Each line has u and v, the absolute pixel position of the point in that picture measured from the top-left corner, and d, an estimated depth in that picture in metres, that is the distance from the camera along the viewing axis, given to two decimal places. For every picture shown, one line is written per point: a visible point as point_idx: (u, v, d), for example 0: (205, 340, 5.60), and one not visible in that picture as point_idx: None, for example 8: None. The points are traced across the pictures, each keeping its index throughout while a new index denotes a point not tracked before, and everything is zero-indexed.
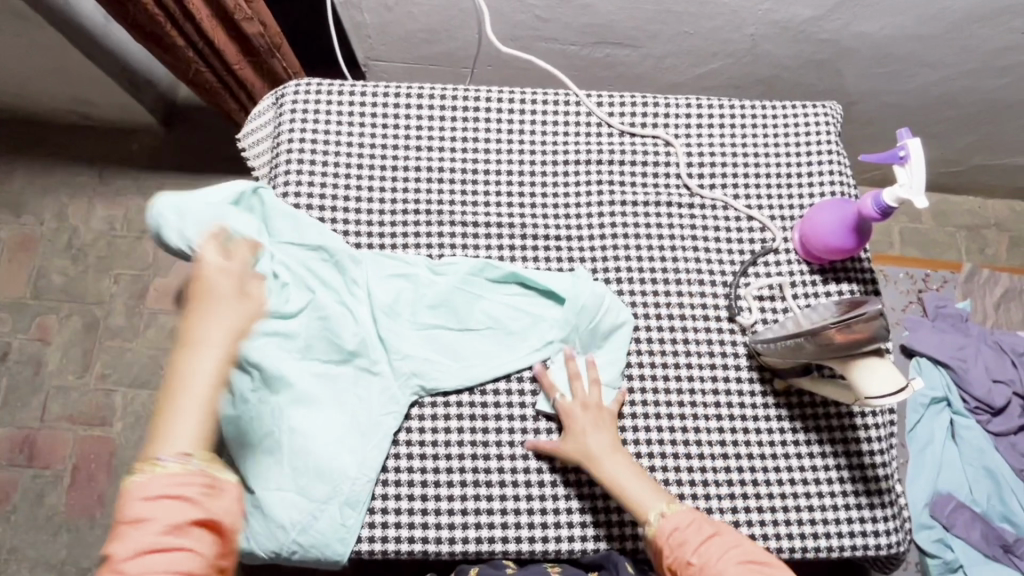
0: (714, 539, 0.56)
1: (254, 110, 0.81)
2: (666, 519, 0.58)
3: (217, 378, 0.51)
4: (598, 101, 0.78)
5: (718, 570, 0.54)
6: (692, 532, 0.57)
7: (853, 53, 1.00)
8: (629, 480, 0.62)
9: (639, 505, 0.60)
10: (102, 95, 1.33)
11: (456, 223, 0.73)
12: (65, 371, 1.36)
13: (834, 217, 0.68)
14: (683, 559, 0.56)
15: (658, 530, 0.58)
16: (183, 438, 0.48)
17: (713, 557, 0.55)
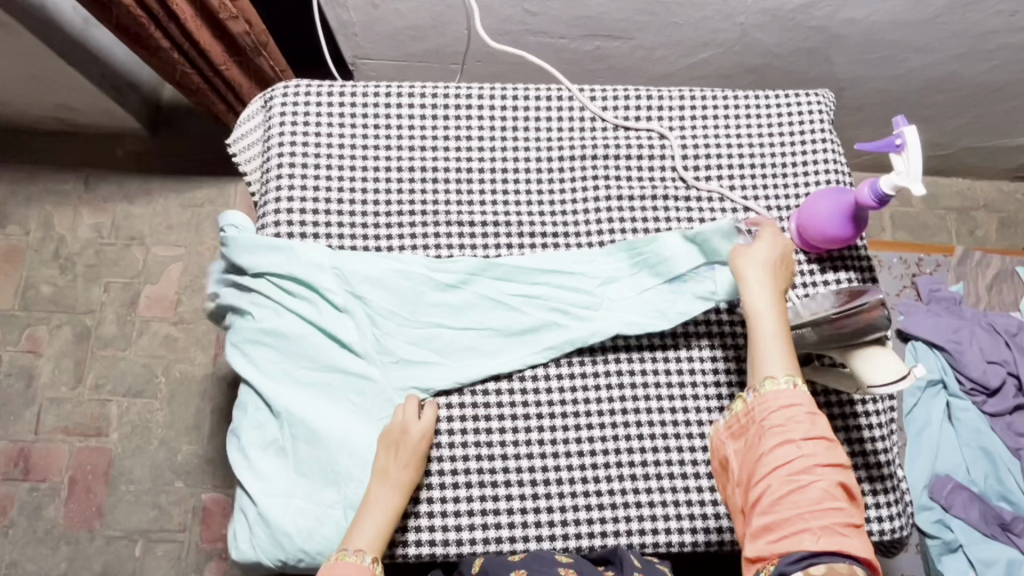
0: (819, 441, 0.53)
1: (242, 115, 0.79)
2: (790, 389, 0.56)
3: (396, 512, 0.61)
4: (591, 94, 0.77)
5: (806, 467, 0.52)
6: (808, 421, 0.54)
7: (843, 39, 1.00)
8: (774, 343, 0.58)
9: (762, 359, 0.58)
10: (85, 100, 1.31)
11: (452, 223, 0.73)
12: (58, 383, 1.34)
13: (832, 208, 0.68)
14: (784, 434, 0.54)
15: (775, 391, 0.56)
16: (365, 552, 0.59)
17: (813, 454, 0.53)
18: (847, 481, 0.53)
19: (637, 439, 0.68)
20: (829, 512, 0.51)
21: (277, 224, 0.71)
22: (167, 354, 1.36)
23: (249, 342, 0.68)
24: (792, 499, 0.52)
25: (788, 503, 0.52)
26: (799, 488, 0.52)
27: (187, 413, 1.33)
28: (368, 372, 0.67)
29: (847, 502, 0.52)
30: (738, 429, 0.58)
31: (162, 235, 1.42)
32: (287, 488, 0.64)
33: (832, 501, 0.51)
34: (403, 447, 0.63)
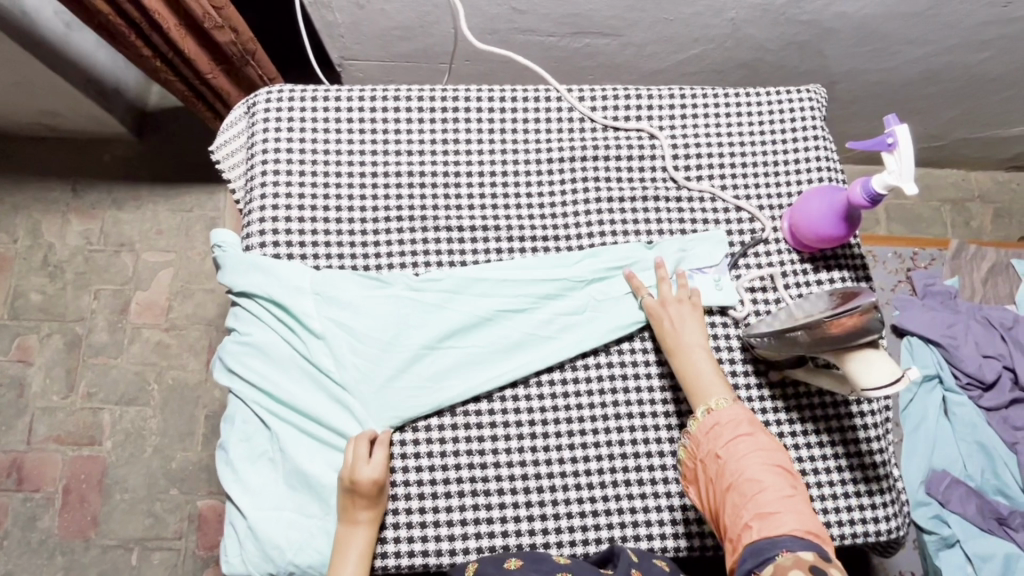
0: (744, 437, 0.59)
1: (224, 120, 0.78)
2: (721, 407, 0.61)
3: (370, 549, 0.62)
4: (579, 95, 0.76)
5: (738, 470, 0.57)
6: (727, 430, 0.60)
7: (834, 32, 0.99)
8: (705, 370, 0.64)
9: (700, 391, 0.63)
10: (69, 105, 1.29)
11: (440, 228, 0.72)
12: (49, 392, 1.33)
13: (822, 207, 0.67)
14: (712, 452, 0.59)
15: (704, 417, 0.61)
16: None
17: (739, 453, 0.58)
18: (778, 464, 0.58)
19: (629, 444, 0.68)
20: (771, 501, 0.55)
21: (262, 239, 0.70)
22: (159, 361, 1.35)
23: (238, 354, 0.67)
24: (739, 505, 0.56)
25: (735, 509, 0.56)
26: (740, 494, 0.56)
27: (181, 419, 1.32)
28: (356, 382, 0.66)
29: (790, 480, 0.57)
30: (689, 474, 0.63)
31: (152, 241, 1.41)
32: (278, 501, 0.63)
33: (772, 491, 0.56)
34: (371, 496, 0.62)
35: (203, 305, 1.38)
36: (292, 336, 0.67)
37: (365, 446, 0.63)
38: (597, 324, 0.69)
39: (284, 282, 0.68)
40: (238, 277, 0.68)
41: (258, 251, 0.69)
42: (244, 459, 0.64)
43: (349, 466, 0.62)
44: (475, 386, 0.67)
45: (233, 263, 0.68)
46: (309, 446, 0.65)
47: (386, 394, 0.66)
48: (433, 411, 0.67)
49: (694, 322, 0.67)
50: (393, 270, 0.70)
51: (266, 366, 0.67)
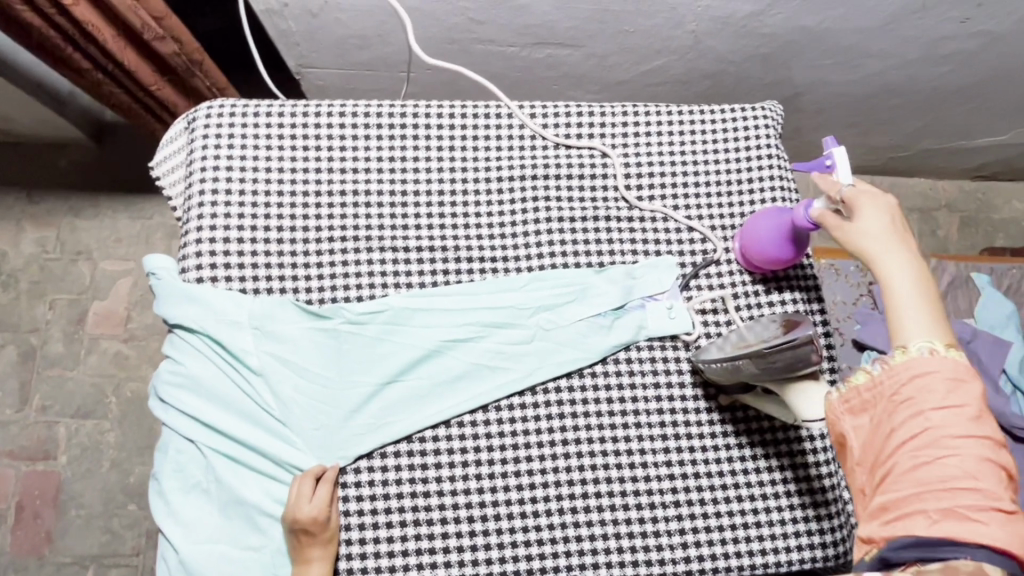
0: (957, 391, 0.45)
1: (164, 136, 0.75)
2: (922, 355, 0.47)
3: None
4: (531, 112, 0.75)
5: (930, 445, 0.45)
6: (947, 395, 0.45)
7: (796, 45, 0.99)
8: (907, 297, 0.49)
9: (901, 324, 0.49)
10: (20, 110, 1.25)
11: (386, 248, 0.70)
12: (2, 406, 1.29)
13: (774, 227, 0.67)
14: (911, 402, 0.46)
15: (904, 362, 0.47)
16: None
17: (946, 417, 0.45)
18: (997, 460, 0.44)
19: (576, 471, 0.67)
20: (962, 472, 0.43)
21: (200, 266, 0.67)
22: (117, 372, 1.32)
23: (172, 383, 0.65)
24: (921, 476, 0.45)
25: (917, 464, 0.45)
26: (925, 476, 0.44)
27: (140, 432, 1.29)
28: (295, 411, 0.64)
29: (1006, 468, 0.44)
30: (857, 403, 0.50)
31: (110, 249, 1.37)
32: (212, 535, 0.61)
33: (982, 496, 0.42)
34: (317, 535, 0.60)
35: None
36: (229, 366, 0.65)
37: (309, 482, 0.62)
38: (542, 353, 0.68)
39: (220, 309, 0.65)
40: (174, 309, 0.65)
41: (195, 279, 0.67)
42: (178, 494, 0.62)
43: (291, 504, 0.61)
44: (417, 420, 0.66)
45: (168, 293, 0.66)
46: (247, 478, 0.63)
47: (322, 435, 0.64)
48: (371, 451, 0.65)
49: (901, 244, 0.52)
50: (336, 300, 0.68)
51: (202, 397, 0.64)
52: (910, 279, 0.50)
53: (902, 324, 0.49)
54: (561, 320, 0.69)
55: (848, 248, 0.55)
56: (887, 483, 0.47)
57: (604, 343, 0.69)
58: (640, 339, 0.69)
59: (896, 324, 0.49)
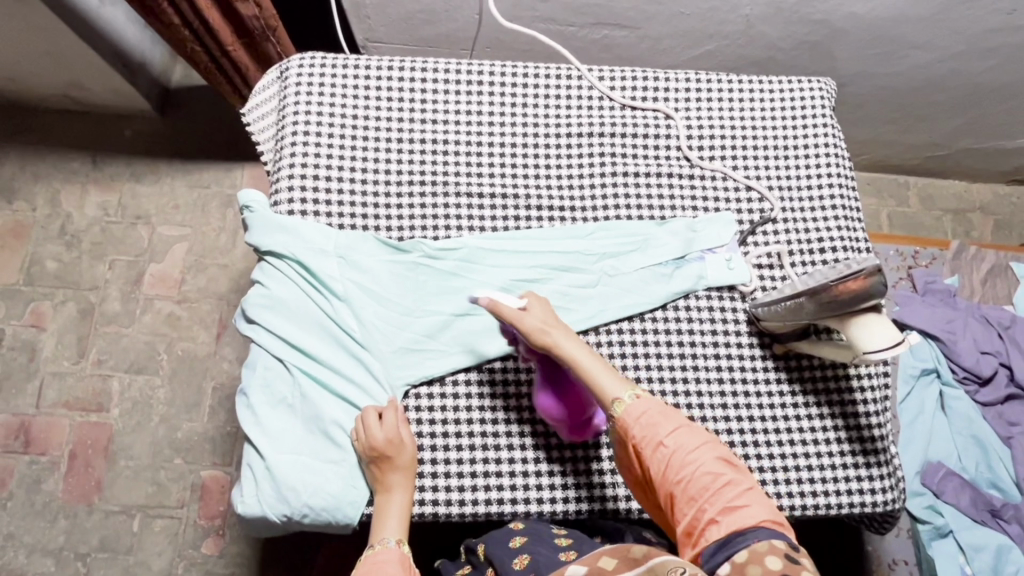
0: (682, 428, 0.57)
1: (256, 85, 0.81)
2: (633, 400, 0.59)
3: (408, 507, 0.63)
4: (599, 75, 0.79)
5: (672, 463, 0.56)
6: (665, 419, 0.58)
7: (844, 33, 1.03)
8: (597, 368, 0.62)
9: (605, 389, 0.61)
10: (96, 77, 1.33)
11: (461, 194, 0.74)
12: (60, 357, 1.35)
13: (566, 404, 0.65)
14: (655, 440, 0.57)
15: (626, 412, 0.59)
16: (392, 539, 0.60)
17: (687, 445, 0.56)
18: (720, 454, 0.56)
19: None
20: (735, 496, 0.53)
21: (290, 200, 0.72)
22: (171, 332, 1.37)
23: (260, 305, 0.69)
24: (689, 494, 0.54)
25: (688, 502, 0.54)
26: (687, 490, 0.55)
27: (189, 391, 1.34)
28: (374, 338, 0.68)
29: (735, 469, 0.55)
30: (623, 457, 0.60)
31: (168, 215, 1.44)
32: (295, 445, 0.65)
33: (727, 479, 0.54)
34: (394, 456, 0.63)
35: (215, 279, 1.40)
36: (314, 294, 0.69)
37: (373, 412, 0.65)
38: (605, 297, 0.72)
39: (309, 241, 0.70)
40: (265, 236, 0.70)
41: (286, 212, 0.71)
42: (263, 409, 0.66)
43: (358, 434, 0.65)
44: (488, 352, 0.69)
45: (261, 222, 0.70)
46: (328, 395, 0.67)
47: (397, 361, 0.68)
48: (443, 376, 0.69)
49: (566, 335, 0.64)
50: (414, 238, 0.72)
51: (288, 316, 0.68)
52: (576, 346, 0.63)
53: (604, 388, 0.61)
54: (624, 267, 0.73)
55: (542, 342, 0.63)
56: (677, 510, 0.55)
57: (665, 289, 0.72)
58: (699, 288, 0.73)
59: (604, 392, 0.60)
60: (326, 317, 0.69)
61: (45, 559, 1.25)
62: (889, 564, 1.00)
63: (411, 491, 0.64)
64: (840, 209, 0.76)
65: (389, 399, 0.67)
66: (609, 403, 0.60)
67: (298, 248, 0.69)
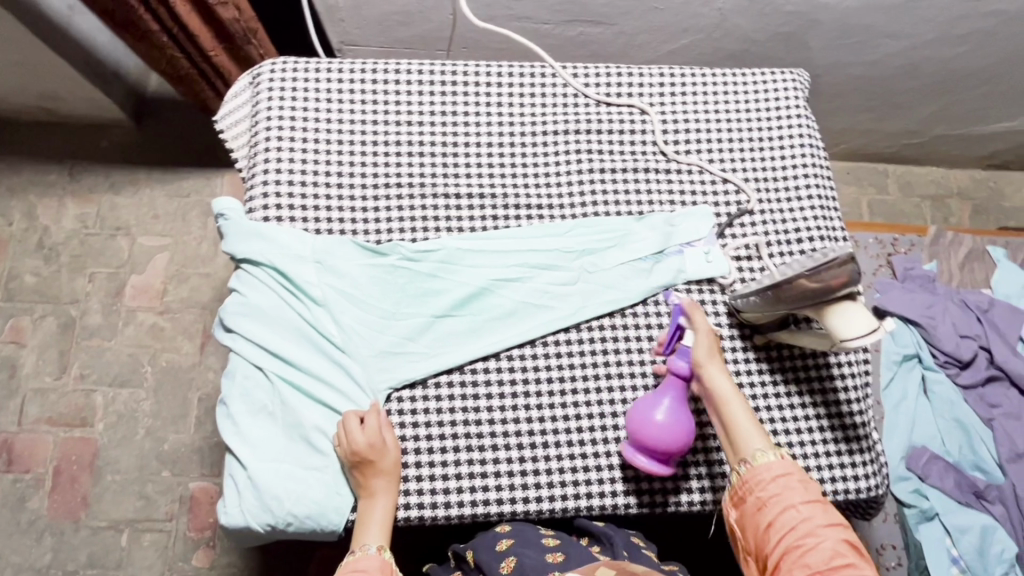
0: (817, 504, 0.58)
1: (229, 92, 0.80)
2: (776, 459, 0.60)
3: (391, 512, 0.64)
4: (573, 72, 0.79)
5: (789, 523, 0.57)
6: (801, 487, 0.58)
7: (817, 24, 1.04)
8: (744, 419, 0.63)
9: (744, 439, 0.62)
10: (68, 88, 1.31)
11: (439, 195, 0.74)
12: (41, 373, 1.33)
13: (651, 409, 0.64)
14: (788, 501, 0.58)
15: (765, 466, 0.60)
16: (373, 545, 0.61)
17: (818, 519, 0.56)
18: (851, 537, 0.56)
19: (621, 404, 0.70)
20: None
21: (266, 206, 0.71)
22: (154, 344, 1.36)
23: (238, 314, 0.68)
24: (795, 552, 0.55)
25: (800, 566, 0.54)
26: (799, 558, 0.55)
27: (174, 402, 1.33)
28: (352, 343, 0.68)
29: (860, 560, 0.54)
30: (737, 498, 0.61)
31: (148, 225, 1.42)
32: (277, 454, 0.65)
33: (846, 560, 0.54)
34: (375, 461, 0.63)
35: (198, 289, 1.39)
36: (291, 300, 0.69)
37: (355, 417, 0.65)
38: (585, 293, 0.72)
39: (284, 247, 0.69)
40: (240, 244, 0.69)
41: (261, 218, 0.71)
42: (243, 419, 0.65)
43: (341, 438, 0.64)
44: (469, 352, 0.69)
45: (236, 230, 0.70)
46: (309, 401, 0.66)
47: (377, 365, 0.68)
48: (425, 378, 0.69)
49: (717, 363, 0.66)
50: (392, 240, 0.72)
51: (266, 324, 0.68)
52: (725, 383, 0.64)
53: (745, 440, 0.62)
54: (602, 263, 0.73)
55: (699, 363, 0.65)
56: (780, 570, 0.55)
57: (645, 284, 0.73)
58: (678, 282, 0.73)
59: (742, 441, 0.62)
60: (304, 322, 0.68)
61: None
62: (877, 549, 1.00)
63: (395, 497, 0.65)
64: (816, 199, 0.77)
65: (371, 402, 0.67)
66: (745, 453, 0.62)
67: (274, 254, 0.69)
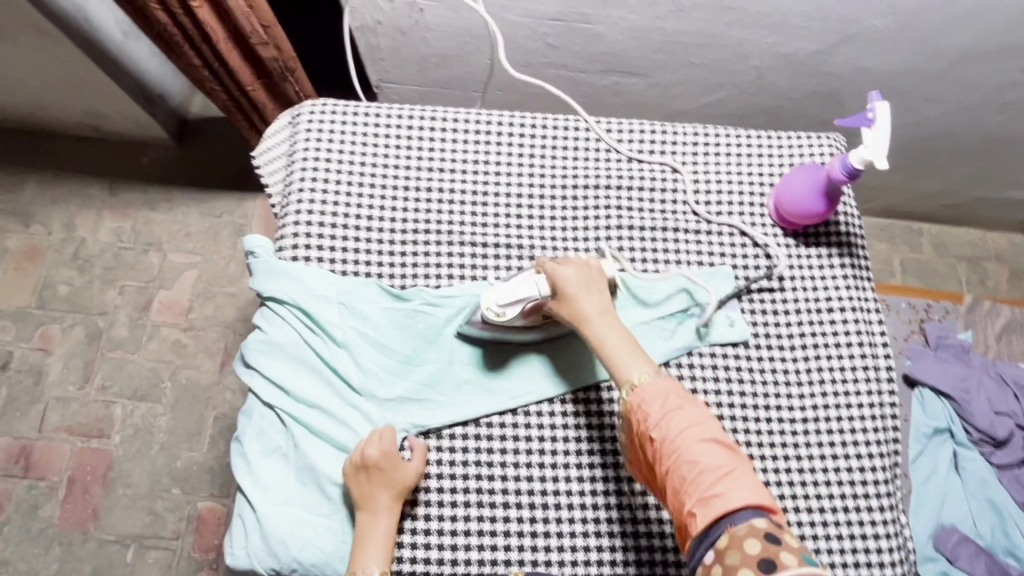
0: (677, 423, 0.57)
1: (268, 130, 0.82)
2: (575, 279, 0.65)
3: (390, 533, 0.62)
4: (606, 126, 0.80)
5: (692, 446, 0.56)
6: (668, 411, 0.58)
7: (854, 85, 1.03)
8: (620, 347, 0.62)
9: (622, 366, 0.61)
10: (116, 107, 1.36)
11: (465, 242, 0.74)
12: (65, 382, 1.36)
13: (800, 180, 0.73)
14: (647, 436, 0.58)
15: (633, 395, 0.59)
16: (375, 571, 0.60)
17: (674, 432, 0.57)
18: (713, 436, 0.57)
19: (468, 479, 0.67)
20: (691, 446, 0.56)
21: (296, 246, 0.72)
22: (175, 359, 1.38)
23: (260, 350, 0.69)
24: (704, 497, 0.54)
25: (678, 494, 0.56)
26: (684, 437, 0.56)
27: (190, 419, 1.34)
28: (369, 388, 0.68)
29: (730, 455, 0.56)
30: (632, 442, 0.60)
31: (180, 242, 1.45)
32: (286, 495, 0.64)
33: (708, 471, 0.55)
34: (386, 473, 0.62)
35: (223, 308, 1.41)
36: (311, 343, 0.69)
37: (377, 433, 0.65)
38: None
39: (310, 289, 0.70)
40: (267, 283, 0.70)
41: (290, 257, 0.72)
42: (256, 458, 0.66)
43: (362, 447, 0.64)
44: (486, 405, 0.68)
45: (265, 268, 0.71)
46: (322, 445, 0.66)
47: (395, 409, 0.67)
48: (441, 428, 0.68)
49: (614, 330, 0.63)
50: (416, 286, 0.72)
51: (288, 361, 0.68)
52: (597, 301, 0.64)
53: (622, 368, 0.61)
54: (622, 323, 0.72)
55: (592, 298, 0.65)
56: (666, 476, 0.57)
57: (668, 344, 0.72)
58: (702, 344, 0.72)
59: (620, 366, 0.61)
60: (324, 363, 0.68)
61: None
62: None
63: (396, 518, 0.63)
64: (848, 271, 0.76)
65: None
66: (621, 382, 0.61)
67: (299, 295, 0.69)
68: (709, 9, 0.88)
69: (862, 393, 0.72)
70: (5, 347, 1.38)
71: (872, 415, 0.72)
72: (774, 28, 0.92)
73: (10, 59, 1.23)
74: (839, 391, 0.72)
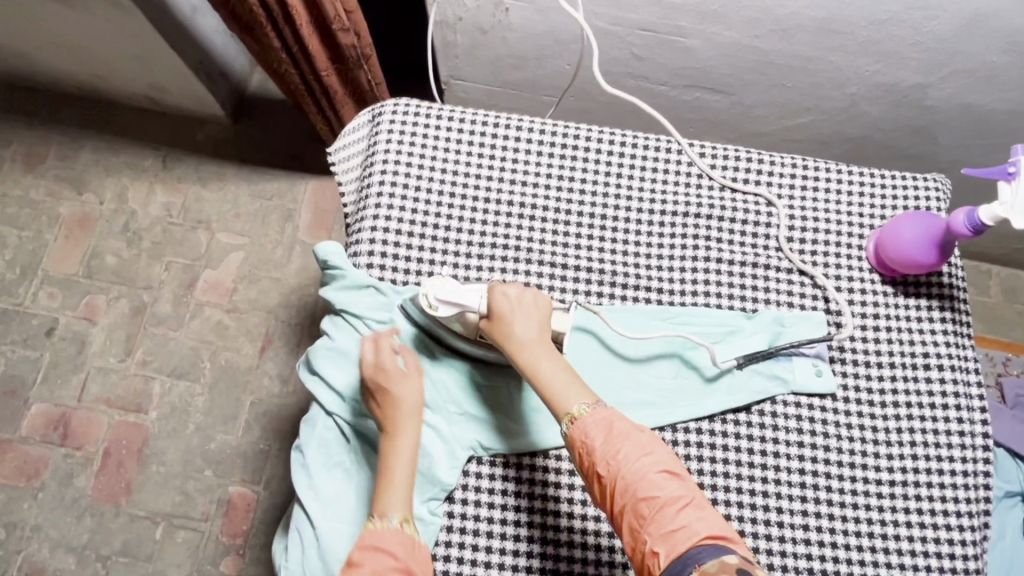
0: (626, 454, 0.54)
1: (346, 127, 0.79)
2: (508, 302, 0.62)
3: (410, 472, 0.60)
4: (699, 151, 0.75)
5: (647, 477, 0.53)
6: (617, 440, 0.55)
7: (953, 121, 0.96)
8: (557, 376, 0.59)
9: (561, 397, 0.58)
10: (177, 81, 1.35)
11: (544, 261, 0.71)
12: (107, 352, 1.36)
13: (909, 226, 0.68)
14: (597, 471, 0.55)
15: (579, 427, 0.57)
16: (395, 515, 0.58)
17: (627, 464, 0.54)
18: (664, 467, 0.54)
19: (518, 509, 0.64)
20: (644, 480, 0.53)
21: (370, 251, 0.70)
22: (216, 341, 1.37)
23: (325, 358, 0.67)
24: (665, 532, 0.51)
25: (633, 531, 0.53)
26: (638, 468, 0.54)
27: (227, 402, 1.33)
28: (434, 406, 0.65)
29: (682, 484, 0.54)
30: (583, 477, 0.57)
31: (228, 222, 1.44)
32: (344, 513, 0.62)
33: (661, 503, 0.52)
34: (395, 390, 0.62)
35: (266, 292, 1.40)
36: None
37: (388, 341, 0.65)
38: (686, 390, 0.67)
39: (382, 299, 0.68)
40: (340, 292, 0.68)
41: (364, 264, 0.69)
42: (317, 471, 0.63)
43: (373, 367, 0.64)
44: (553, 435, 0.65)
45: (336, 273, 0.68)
46: None
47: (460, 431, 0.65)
48: (507, 455, 0.65)
49: (547, 356, 0.60)
50: None
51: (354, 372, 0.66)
52: (529, 327, 0.61)
53: (560, 399, 0.59)
54: (632, 347, 0.68)
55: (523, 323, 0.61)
56: (620, 513, 0.54)
57: (745, 390, 0.68)
58: (785, 392, 0.68)
59: (557, 398, 0.58)
60: None
61: (67, 556, 1.24)
62: None
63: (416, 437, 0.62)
64: (949, 325, 0.71)
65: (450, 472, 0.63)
66: (561, 416, 0.58)
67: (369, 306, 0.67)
68: (815, 31, 0.83)
69: (956, 458, 0.68)
70: (51, 313, 1.38)
71: (965, 484, 0.67)
72: (880, 57, 0.86)
73: (79, 26, 1.22)
74: (931, 454, 0.68)
